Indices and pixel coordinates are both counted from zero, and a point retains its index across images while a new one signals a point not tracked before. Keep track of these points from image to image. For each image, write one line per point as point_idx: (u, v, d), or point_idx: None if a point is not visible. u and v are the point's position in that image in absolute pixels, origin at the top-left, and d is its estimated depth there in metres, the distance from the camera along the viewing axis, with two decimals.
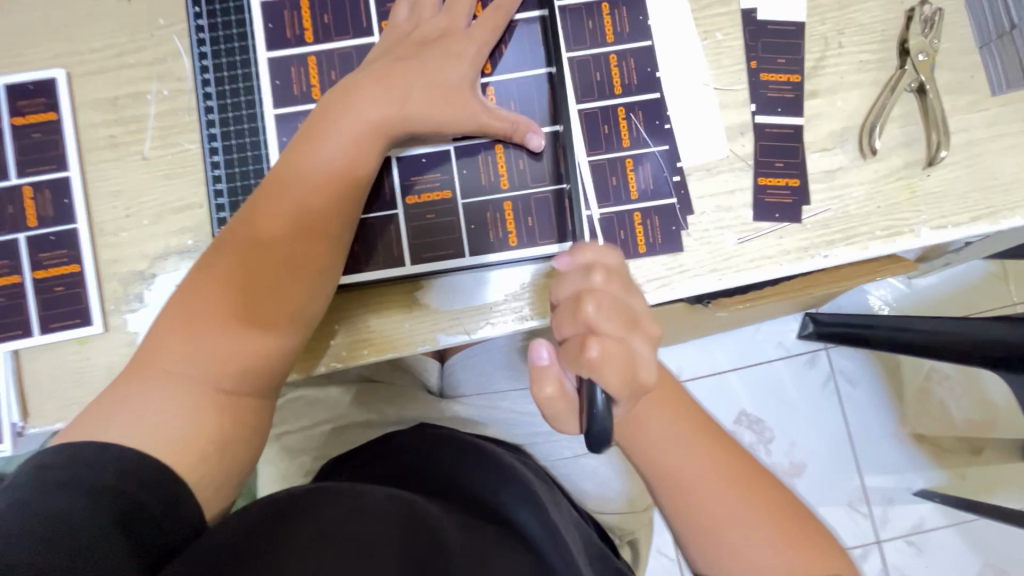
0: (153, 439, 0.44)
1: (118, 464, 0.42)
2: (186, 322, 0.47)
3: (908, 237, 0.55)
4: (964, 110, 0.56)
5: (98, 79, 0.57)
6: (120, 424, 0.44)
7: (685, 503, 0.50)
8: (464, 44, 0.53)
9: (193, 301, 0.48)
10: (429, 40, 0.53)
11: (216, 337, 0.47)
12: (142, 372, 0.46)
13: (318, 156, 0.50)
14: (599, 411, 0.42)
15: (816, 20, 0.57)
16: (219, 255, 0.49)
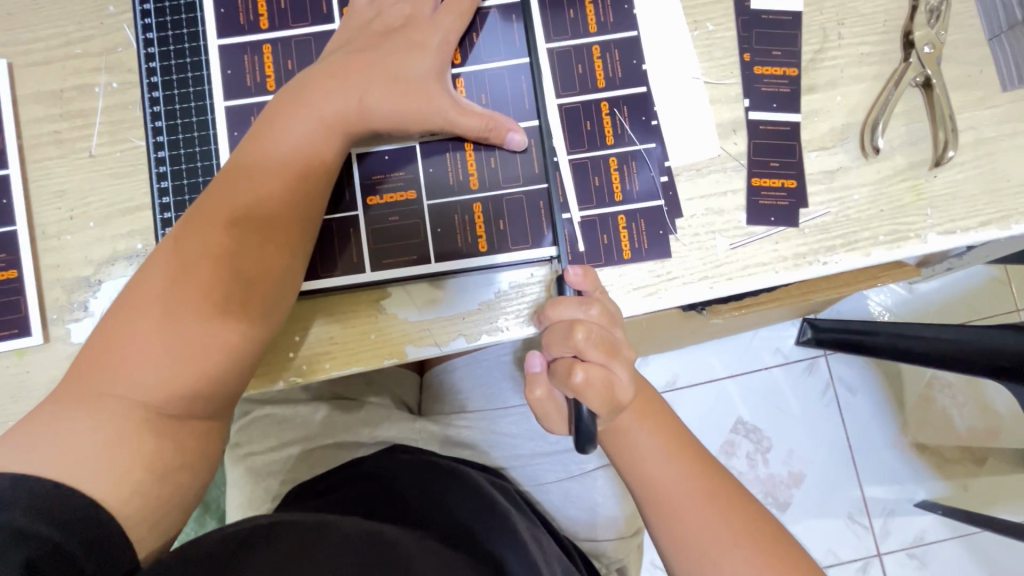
0: (82, 469, 0.40)
1: (34, 500, 0.38)
2: (126, 336, 0.43)
3: (914, 243, 0.51)
4: (973, 106, 0.52)
5: (42, 70, 0.53)
6: (46, 451, 0.40)
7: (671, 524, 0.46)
8: (428, 31, 0.49)
9: (133, 312, 0.44)
10: (392, 30, 0.49)
11: (160, 354, 0.43)
12: (77, 391, 0.43)
13: (274, 155, 0.46)
14: (585, 420, 0.41)
15: (815, 9, 0.53)
16: (164, 260, 0.45)
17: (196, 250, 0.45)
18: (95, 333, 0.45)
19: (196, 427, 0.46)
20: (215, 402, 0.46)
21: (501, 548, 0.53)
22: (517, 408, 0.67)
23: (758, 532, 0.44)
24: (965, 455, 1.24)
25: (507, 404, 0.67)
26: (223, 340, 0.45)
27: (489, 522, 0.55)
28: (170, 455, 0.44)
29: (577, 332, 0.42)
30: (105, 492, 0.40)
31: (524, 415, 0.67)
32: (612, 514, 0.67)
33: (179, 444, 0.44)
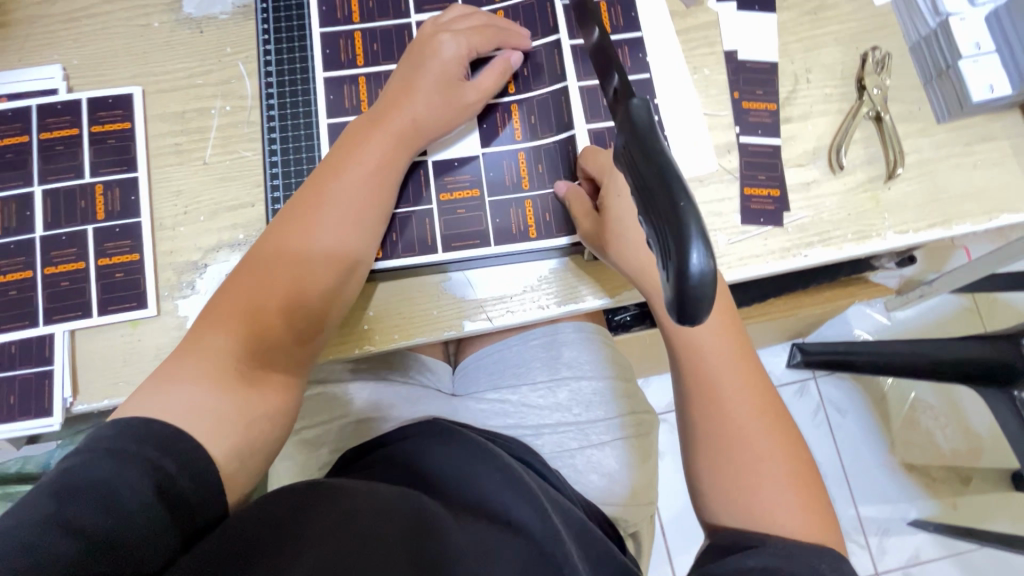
0: (196, 412, 0.46)
1: (158, 438, 0.44)
2: (217, 326, 0.51)
3: (876, 241, 0.63)
4: (916, 134, 0.65)
5: (169, 95, 0.65)
6: (169, 397, 0.47)
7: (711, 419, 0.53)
8: (447, 40, 0.60)
9: (225, 311, 0.52)
10: (424, 48, 0.61)
11: (255, 332, 0.51)
12: (184, 355, 0.50)
13: (346, 177, 0.56)
14: (693, 277, 0.27)
15: (788, 60, 0.67)
16: (249, 271, 0.54)
17: (282, 259, 0.54)
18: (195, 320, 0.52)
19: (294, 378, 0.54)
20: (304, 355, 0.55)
21: (523, 511, 0.58)
22: (545, 383, 0.77)
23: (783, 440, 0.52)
24: (951, 474, 1.31)
25: (536, 381, 0.77)
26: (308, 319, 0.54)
27: (516, 488, 0.60)
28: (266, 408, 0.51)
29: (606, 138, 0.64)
30: (208, 434, 0.46)
31: (551, 389, 0.76)
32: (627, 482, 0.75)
33: (276, 393, 0.52)
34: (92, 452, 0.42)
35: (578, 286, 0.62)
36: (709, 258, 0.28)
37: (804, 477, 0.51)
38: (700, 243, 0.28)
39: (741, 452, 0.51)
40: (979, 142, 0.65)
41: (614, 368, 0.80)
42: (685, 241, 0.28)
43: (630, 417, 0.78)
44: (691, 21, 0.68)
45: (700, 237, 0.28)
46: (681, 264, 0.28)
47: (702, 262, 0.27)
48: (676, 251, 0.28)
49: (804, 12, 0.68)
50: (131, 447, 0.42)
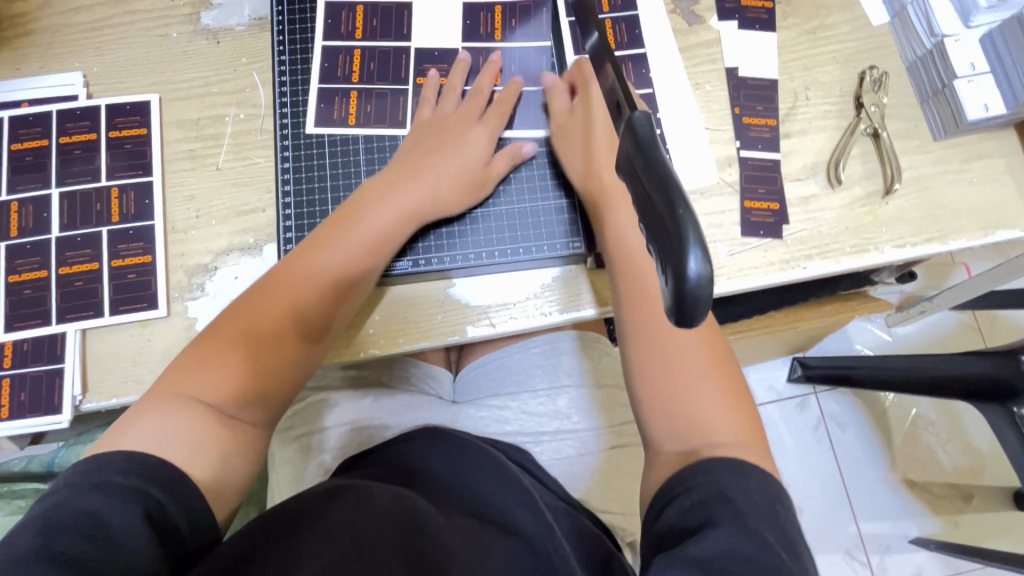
0: (173, 450, 0.46)
1: (141, 469, 0.44)
2: (200, 368, 0.51)
3: (874, 254, 0.64)
4: (912, 151, 0.67)
5: (185, 103, 0.67)
6: (146, 436, 0.46)
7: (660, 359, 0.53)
8: (475, 129, 0.64)
9: (208, 355, 0.51)
10: (452, 123, 0.64)
11: (234, 383, 0.51)
12: (157, 396, 0.49)
13: (357, 233, 0.58)
14: (689, 281, 0.29)
15: (787, 78, 0.69)
16: (243, 315, 0.54)
17: (280, 304, 0.54)
18: (194, 350, 0.52)
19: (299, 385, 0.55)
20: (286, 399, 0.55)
21: (517, 510, 0.60)
22: (545, 391, 0.77)
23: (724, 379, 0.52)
24: (953, 492, 1.31)
25: (536, 389, 0.78)
26: (294, 368, 0.54)
27: (509, 490, 0.62)
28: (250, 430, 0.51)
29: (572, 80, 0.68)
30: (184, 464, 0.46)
31: (550, 397, 0.77)
32: (625, 490, 0.75)
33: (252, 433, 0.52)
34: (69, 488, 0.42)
35: (580, 293, 0.63)
36: (707, 263, 0.29)
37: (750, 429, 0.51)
38: (698, 248, 0.29)
39: (688, 392, 0.51)
40: (975, 159, 0.66)
41: (614, 377, 0.81)
42: (680, 248, 0.29)
43: (628, 426, 0.78)
44: (693, 39, 0.70)
45: (698, 243, 0.29)
46: (679, 269, 0.29)
47: (700, 267, 0.28)
48: (674, 257, 0.29)
49: (803, 31, 0.70)
50: (114, 478, 0.43)
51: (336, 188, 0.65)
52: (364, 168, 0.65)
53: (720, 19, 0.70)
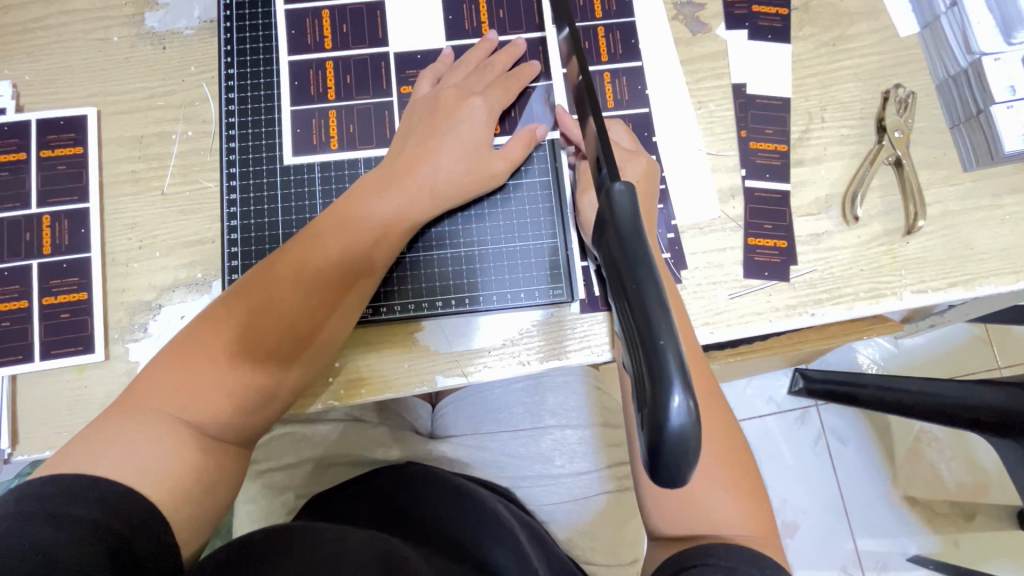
0: (141, 479, 0.41)
1: (107, 499, 0.39)
2: (176, 373, 0.45)
3: (892, 299, 0.57)
4: (939, 183, 0.60)
5: (126, 118, 0.60)
6: (111, 460, 0.41)
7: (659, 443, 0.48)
8: (476, 103, 0.56)
9: (184, 359, 0.46)
10: (452, 100, 0.56)
11: (214, 395, 0.45)
12: (123, 411, 0.44)
13: (383, 205, 0.52)
14: (672, 425, 0.23)
15: (801, 97, 0.61)
16: (228, 315, 0.48)
17: (270, 304, 0.48)
18: (166, 356, 0.46)
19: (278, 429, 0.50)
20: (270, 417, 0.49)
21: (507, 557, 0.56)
22: (527, 431, 0.72)
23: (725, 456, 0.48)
24: (954, 510, 1.23)
25: (517, 427, 0.72)
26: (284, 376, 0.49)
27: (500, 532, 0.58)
28: (227, 463, 0.46)
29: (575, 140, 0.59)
30: (157, 493, 0.41)
31: (533, 438, 0.72)
32: (607, 538, 0.70)
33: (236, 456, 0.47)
34: (21, 515, 0.36)
35: (562, 341, 0.57)
36: (692, 403, 0.24)
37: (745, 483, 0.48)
38: (681, 385, 0.23)
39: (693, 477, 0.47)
40: (1008, 194, 0.59)
41: (605, 415, 0.75)
42: (661, 383, 0.24)
43: (615, 469, 0.72)
44: (697, 50, 0.62)
45: (683, 378, 0.23)
46: (659, 410, 0.23)
47: (685, 412, 0.23)
48: (652, 395, 0.24)
49: (821, 44, 0.62)
50: (75, 509, 0.38)
51: (288, 221, 0.57)
52: (319, 200, 0.58)
53: (728, 28, 0.62)
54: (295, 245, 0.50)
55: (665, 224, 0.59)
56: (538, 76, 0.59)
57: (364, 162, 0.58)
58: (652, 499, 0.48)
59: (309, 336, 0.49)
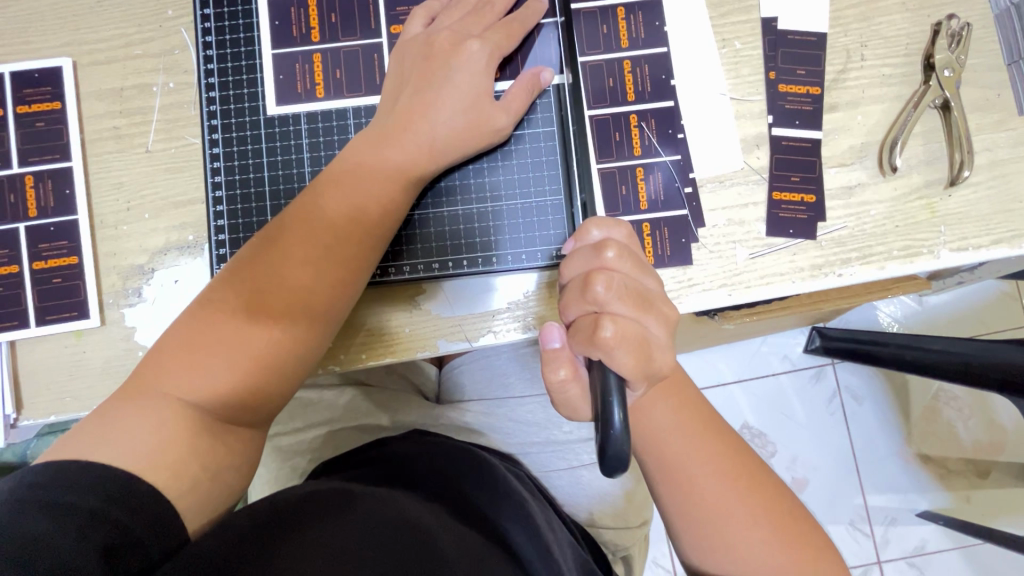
0: (151, 461, 0.41)
1: (105, 486, 0.39)
2: (188, 351, 0.45)
3: (927, 259, 0.53)
4: (990, 128, 0.54)
5: (104, 69, 0.56)
6: (111, 445, 0.41)
7: (683, 489, 0.46)
8: (473, 48, 0.50)
9: (195, 338, 0.45)
10: (446, 47, 0.50)
11: (232, 367, 0.45)
12: (138, 391, 0.44)
13: (382, 167, 0.49)
14: (615, 432, 0.34)
15: (839, 32, 0.55)
16: (234, 288, 0.46)
17: (279, 270, 0.46)
18: (167, 340, 0.46)
19: (287, 396, 0.49)
20: (286, 389, 0.48)
21: (512, 527, 0.55)
22: (535, 398, 0.70)
23: (757, 498, 0.45)
24: (969, 467, 1.22)
25: (525, 394, 0.71)
26: (299, 340, 0.47)
27: (506, 501, 0.58)
28: (228, 443, 0.45)
29: (608, 251, 0.40)
30: (156, 475, 0.41)
31: (540, 405, 0.70)
32: (614, 503, 0.70)
33: (235, 439, 0.46)
34: (12, 504, 0.35)
35: None
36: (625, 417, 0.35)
37: (785, 521, 0.45)
38: (618, 405, 0.35)
39: (723, 525, 0.45)
40: None
41: None
42: (609, 402, 0.35)
43: None
44: None
45: (619, 398, 0.35)
46: (605, 418, 0.35)
47: (621, 423, 0.34)
48: (601, 409, 0.35)
49: None
50: (69, 496, 0.37)
51: (273, 177, 0.54)
52: (306, 154, 0.54)
53: None
54: (290, 216, 0.48)
55: (683, 177, 0.54)
56: (543, 15, 0.54)
57: (353, 111, 0.54)
58: (691, 544, 0.47)
59: (319, 298, 0.47)
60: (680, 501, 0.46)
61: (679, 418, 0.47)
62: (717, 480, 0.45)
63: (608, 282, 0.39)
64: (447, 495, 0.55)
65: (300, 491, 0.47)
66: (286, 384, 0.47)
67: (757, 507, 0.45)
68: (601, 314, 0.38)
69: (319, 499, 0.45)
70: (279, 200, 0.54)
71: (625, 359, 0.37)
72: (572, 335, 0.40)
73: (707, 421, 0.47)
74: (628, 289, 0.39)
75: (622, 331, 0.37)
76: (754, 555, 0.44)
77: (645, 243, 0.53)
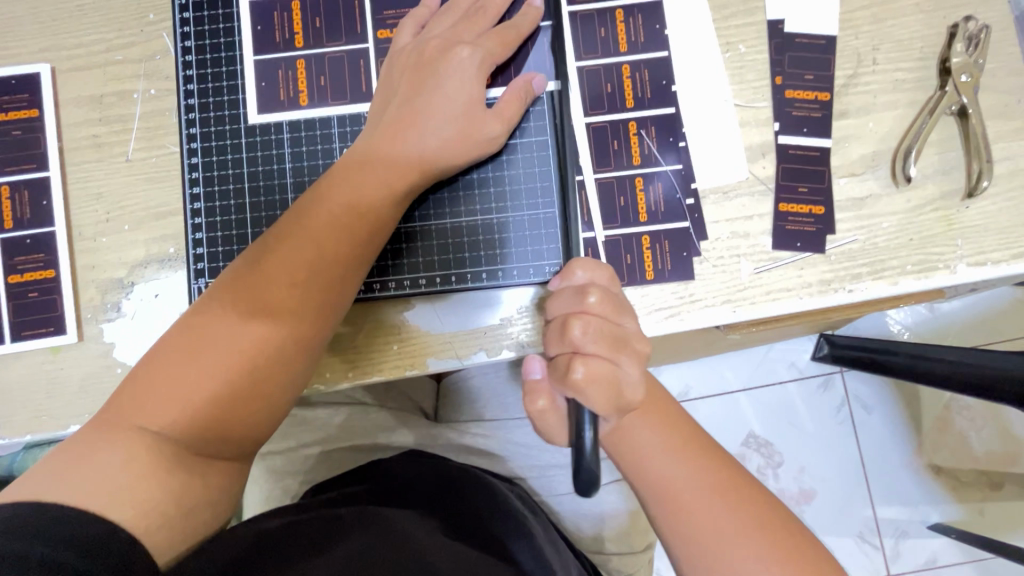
0: (122, 498, 0.39)
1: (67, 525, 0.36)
2: (172, 375, 0.43)
3: (943, 274, 0.50)
4: (1011, 136, 0.51)
5: (84, 75, 0.54)
6: (81, 481, 0.39)
7: (674, 514, 0.43)
8: (463, 54, 0.48)
9: (179, 361, 0.44)
10: (435, 56, 0.48)
11: (218, 391, 0.44)
12: (117, 419, 0.42)
13: (369, 182, 0.46)
14: (582, 460, 0.36)
15: (850, 34, 0.52)
16: (216, 311, 0.45)
17: (266, 290, 0.45)
18: (147, 365, 0.44)
19: (272, 420, 0.47)
20: (275, 411, 0.47)
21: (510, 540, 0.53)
22: None
23: (754, 520, 0.42)
24: (981, 479, 1.18)
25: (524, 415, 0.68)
26: (289, 361, 0.46)
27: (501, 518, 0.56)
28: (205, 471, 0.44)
29: (589, 295, 0.40)
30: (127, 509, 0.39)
31: None
32: (619, 528, 0.67)
33: (211, 469, 0.44)
34: None
35: None
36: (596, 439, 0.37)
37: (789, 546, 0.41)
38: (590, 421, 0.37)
39: (718, 552, 0.42)
40: None
41: None
42: (581, 425, 0.37)
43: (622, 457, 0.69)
44: None
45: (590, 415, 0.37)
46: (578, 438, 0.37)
47: (592, 446, 0.36)
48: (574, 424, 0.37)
49: None
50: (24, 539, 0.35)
51: (254, 188, 0.52)
52: (289, 165, 0.52)
53: None
54: (274, 235, 0.46)
55: (683, 188, 0.52)
56: (539, 20, 0.51)
57: (338, 120, 0.52)
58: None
59: (309, 318, 0.46)
60: (672, 527, 0.43)
61: (665, 438, 0.45)
62: (708, 501, 0.43)
63: (584, 325, 0.39)
64: (439, 513, 0.54)
65: (280, 524, 0.45)
66: (265, 409, 0.45)
67: (755, 531, 0.42)
68: (575, 355, 0.38)
69: (299, 533, 0.43)
70: (260, 213, 0.52)
71: (596, 397, 0.38)
72: (550, 370, 0.40)
73: (693, 440, 0.46)
74: (604, 331, 0.39)
75: (594, 373, 0.38)
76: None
77: (643, 257, 0.51)
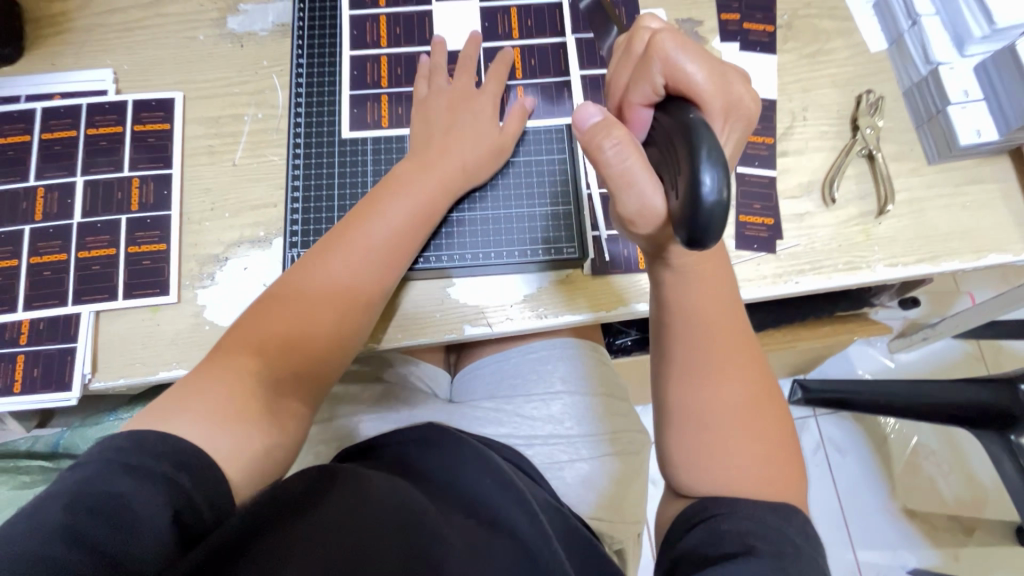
0: (218, 430, 0.46)
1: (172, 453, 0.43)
2: (258, 334, 0.53)
3: (866, 272, 0.65)
4: (907, 173, 0.68)
5: (207, 101, 0.70)
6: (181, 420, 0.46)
7: (691, 380, 0.51)
8: (480, 97, 0.67)
9: (264, 322, 0.54)
10: (458, 98, 0.66)
11: (303, 335, 0.54)
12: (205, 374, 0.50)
13: (419, 186, 0.61)
14: (709, 200, 0.37)
15: (786, 99, 0.71)
16: (292, 286, 0.56)
17: (346, 263, 0.57)
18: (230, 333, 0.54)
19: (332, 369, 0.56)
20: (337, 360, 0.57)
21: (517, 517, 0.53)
22: (539, 396, 0.77)
23: (752, 413, 0.50)
24: (954, 524, 1.24)
25: (530, 392, 0.78)
26: (352, 316, 0.57)
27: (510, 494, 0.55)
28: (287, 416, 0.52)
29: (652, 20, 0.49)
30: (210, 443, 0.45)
31: (545, 402, 0.77)
32: (614, 501, 0.74)
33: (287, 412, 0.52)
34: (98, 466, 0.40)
35: (576, 298, 0.65)
36: (721, 186, 0.37)
37: (772, 444, 0.50)
38: (713, 172, 0.37)
39: (711, 424, 0.50)
40: (968, 185, 0.68)
41: (602, 387, 0.80)
42: (698, 171, 0.38)
43: (610, 437, 0.77)
44: None
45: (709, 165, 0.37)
46: (696, 182, 0.38)
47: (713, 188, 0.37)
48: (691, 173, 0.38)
49: (802, 56, 0.72)
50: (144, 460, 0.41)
51: (342, 184, 0.67)
52: (371, 168, 0.67)
53: (723, 41, 0.73)
54: (345, 227, 0.59)
55: None
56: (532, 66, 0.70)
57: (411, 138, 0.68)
58: (680, 437, 0.51)
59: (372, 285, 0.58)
60: (684, 390, 0.51)
61: (711, 299, 0.51)
62: (726, 378, 0.50)
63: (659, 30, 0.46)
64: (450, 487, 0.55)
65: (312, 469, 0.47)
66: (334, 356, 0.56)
67: (749, 422, 0.50)
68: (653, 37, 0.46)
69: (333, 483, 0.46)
70: (346, 202, 0.66)
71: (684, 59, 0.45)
72: (664, 113, 0.45)
73: (732, 319, 0.52)
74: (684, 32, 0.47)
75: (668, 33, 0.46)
76: (735, 459, 0.49)
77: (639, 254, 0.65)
